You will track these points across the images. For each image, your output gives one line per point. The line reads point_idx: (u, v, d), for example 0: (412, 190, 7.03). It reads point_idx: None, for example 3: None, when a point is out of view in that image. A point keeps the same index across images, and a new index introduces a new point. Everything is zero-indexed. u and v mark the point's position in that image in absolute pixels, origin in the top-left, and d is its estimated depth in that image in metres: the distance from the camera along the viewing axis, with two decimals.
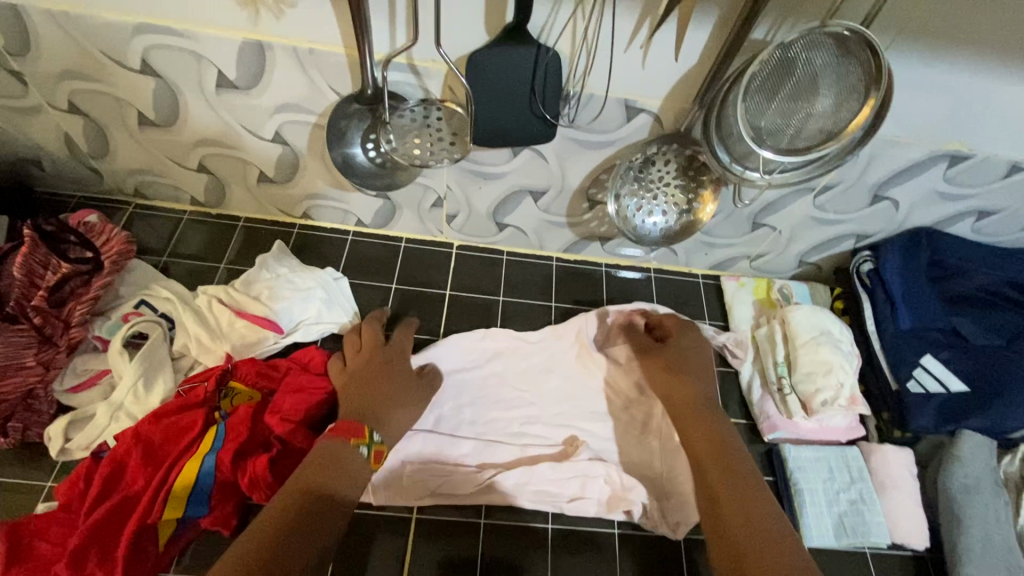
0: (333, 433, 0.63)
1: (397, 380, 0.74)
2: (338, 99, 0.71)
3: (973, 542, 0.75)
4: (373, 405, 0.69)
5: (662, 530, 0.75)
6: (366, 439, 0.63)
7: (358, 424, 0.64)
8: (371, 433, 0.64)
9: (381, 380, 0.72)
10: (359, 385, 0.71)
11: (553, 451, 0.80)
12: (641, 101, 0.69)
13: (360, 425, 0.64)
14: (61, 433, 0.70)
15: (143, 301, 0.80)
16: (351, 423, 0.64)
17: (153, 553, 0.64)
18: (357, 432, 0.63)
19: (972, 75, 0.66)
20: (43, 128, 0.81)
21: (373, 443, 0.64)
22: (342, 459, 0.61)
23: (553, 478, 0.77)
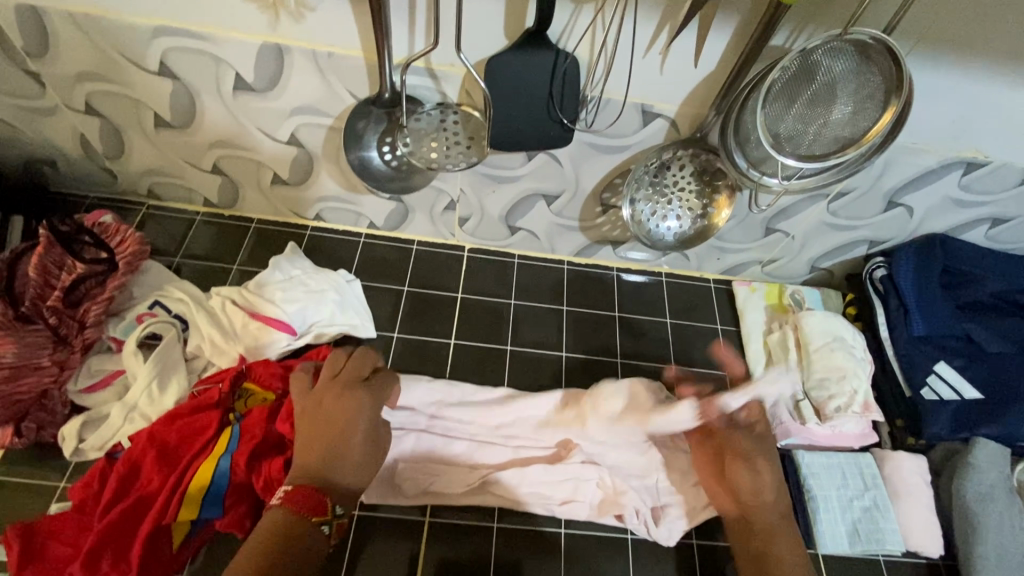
0: (286, 505, 0.58)
1: (359, 426, 0.64)
2: (356, 103, 0.72)
3: (987, 550, 0.74)
4: (327, 456, 0.62)
5: (652, 535, 0.75)
6: (327, 516, 0.59)
7: (316, 498, 0.59)
8: (333, 509, 0.60)
9: (338, 424, 0.63)
10: (317, 425, 0.63)
11: (545, 454, 0.79)
12: (658, 106, 0.69)
13: (324, 500, 0.59)
14: (75, 434, 0.70)
15: (157, 302, 0.80)
16: (307, 492, 0.59)
17: (167, 555, 0.64)
18: (319, 509, 0.59)
19: (991, 84, 0.66)
20: (59, 129, 0.81)
21: (335, 518, 0.60)
22: (303, 536, 0.57)
23: (544, 481, 0.76)
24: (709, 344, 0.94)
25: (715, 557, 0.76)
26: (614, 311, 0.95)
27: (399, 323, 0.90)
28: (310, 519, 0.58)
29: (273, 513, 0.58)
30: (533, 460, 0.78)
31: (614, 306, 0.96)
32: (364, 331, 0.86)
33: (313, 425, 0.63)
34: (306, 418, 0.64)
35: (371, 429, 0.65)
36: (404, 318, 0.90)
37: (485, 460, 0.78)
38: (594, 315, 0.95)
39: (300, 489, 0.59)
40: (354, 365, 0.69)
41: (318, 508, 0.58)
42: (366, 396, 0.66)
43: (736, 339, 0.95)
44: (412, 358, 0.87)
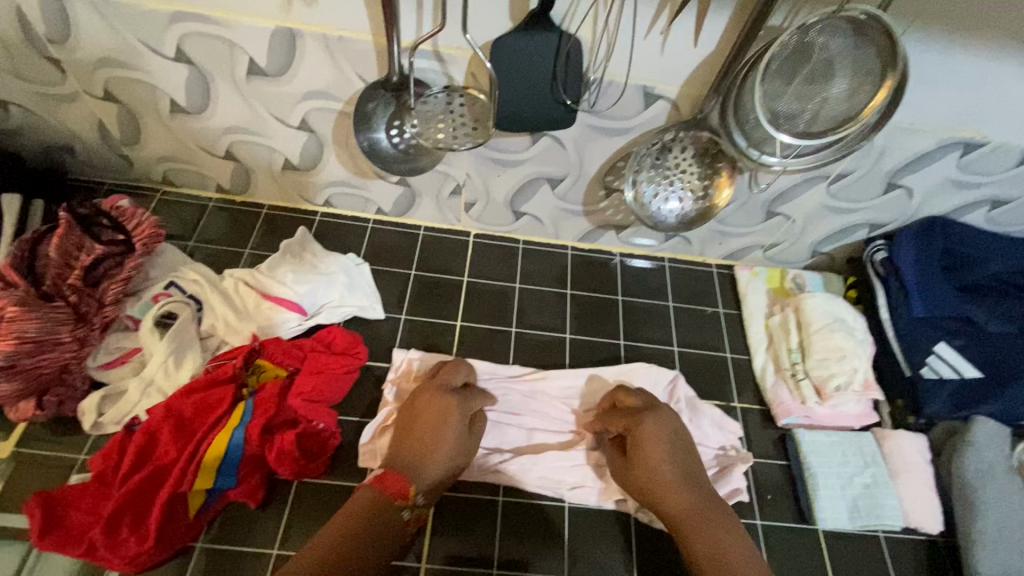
0: (379, 487, 0.63)
1: (438, 433, 0.69)
2: (365, 86, 0.74)
3: (987, 525, 0.75)
4: (420, 450, 0.68)
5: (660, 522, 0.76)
6: (409, 500, 0.64)
7: (403, 484, 0.64)
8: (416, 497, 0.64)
9: (433, 433, 0.69)
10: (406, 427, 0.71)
11: (557, 440, 0.81)
12: (659, 87, 0.71)
13: (406, 484, 0.64)
14: (95, 407, 0.73)
15: (173, 282, 0.83)
16: (397, 478, 0.64)
17: (185, 522, 0.66)
18: (402, 493, 0.64)
19: (985, 64, 0.68)
20: (79, 116, 0.84)
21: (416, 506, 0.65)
22: (385, 514, 0.62)
23: (557, 465, 0.78)
24: (713, 327, 0.96)
25: None
26: (617, 296, 0.97)
27: (406, 306, 0.91)
28: (394, 500, 0.63)
29: (366, 486, 0.64)
30: (546, 446, 0.80)
31: (618, 290, 0.97)
32: (373, 312, 0.88)
33: (405, 426, 0.71)
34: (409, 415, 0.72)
35: (461, 427, 0.71)
36: (411, 300, 0.92)
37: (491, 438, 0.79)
38: (598, 299, 0.96)
39: (388, 474, 0.65)
40: (448, 374, 0.78)
41: (401, 492, 0.64)
42: (455, 399, 0.72)
43: (738, 322, 0.97)
44: (419, 341, 0.88)
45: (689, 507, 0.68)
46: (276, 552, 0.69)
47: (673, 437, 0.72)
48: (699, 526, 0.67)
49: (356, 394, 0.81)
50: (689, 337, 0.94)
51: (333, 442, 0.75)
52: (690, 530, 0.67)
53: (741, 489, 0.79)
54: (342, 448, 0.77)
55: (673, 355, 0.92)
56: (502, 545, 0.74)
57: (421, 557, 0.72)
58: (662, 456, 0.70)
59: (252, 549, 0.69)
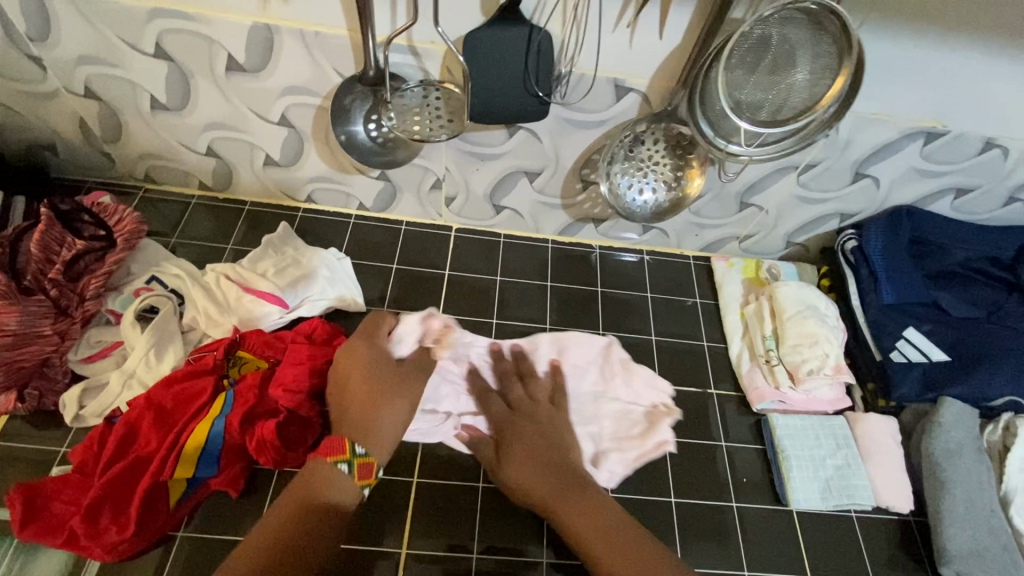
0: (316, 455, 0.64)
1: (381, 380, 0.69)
2: (343, 81, 0.75)
3: (955, 503, 0.77)
4: (362, 405, 0.67)
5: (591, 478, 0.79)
6: (346, 455, 0.63)
7: (337, 441, 0.64)
8: (353, 448, 0.64)
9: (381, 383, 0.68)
10: (349, 386, 0.69)
11: None
12: (630, 80, 0.73)
13: (339, 442, 0.64)
14: (76, 400, 0.73)
15: (154, 277, 0.84)
16: (331, 441, 0.64)
17: (165, 511, 0.67)
18: (335, 450, 0.64)
19: (939, 54, 0.71)
20: (60, 113, 0.84)
21: (355, 458, 0.63)
22: (319, 477, 0.62)
23: None
24: (691, 317, 0.98)
25: (695, 518, 0.78)
26: (597, 287, 0.99)
27: (388, 299, 0.92)
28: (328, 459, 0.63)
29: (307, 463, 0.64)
30: None
31: (597, 282, 0.99)
32: (354, 307, 0.88)
33: (341, 386, 0.69)
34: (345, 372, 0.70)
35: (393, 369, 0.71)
36: (393, 293, 0.93)
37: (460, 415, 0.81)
38: (577, 291, 0.98)
39: (329, 440, 0.65)
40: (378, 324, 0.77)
41: (335, 449, 0.63)
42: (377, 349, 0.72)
43: (715, 312, 0.99)
44: None
45: (546, 488, 0.67)
46: None
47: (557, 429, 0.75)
48: (558, 497, 0.66)
49: None
50: (667, 326, 0.96)
51: (314, 431, 0.76)
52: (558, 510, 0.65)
53: (668, 440, 0.82)
54: (323, 438, 0.77)
55: (651, 345, 0.94)
56: (482, 531, 0.75)
57: (402, 544, 0.73)
58: (524, 437, 0.72)
59: (233, 538, 0.70)
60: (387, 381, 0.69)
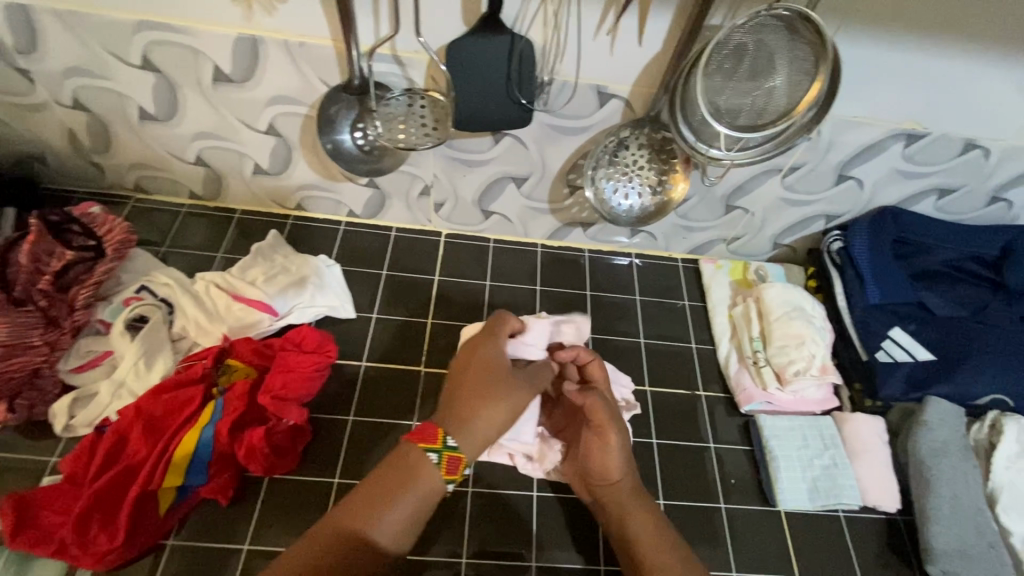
0: (411, 439, 0.61)
1: (488, 374, 0.65)
2: (328, 90, 0.76)
3: (941, 501, 0.77)
4: (471, 395, 0.63)
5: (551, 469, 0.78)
6: (437, 445, 0.60)
7: (433, 427, 0.62)
8: (444, 438, 0.61)
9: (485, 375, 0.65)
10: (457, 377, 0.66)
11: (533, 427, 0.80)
12: (612, 86, 0.74)
13: (433, 428, 0.61)
14: (66, 410, 0.74)
15: (143, 287, 0.84)
16: (426, 427, 0.62)
17: (154, 520, 0.68)
18: (431, 436, 0.61)
19: (915, 58, 0.72)
20: (49, 125, 0.85)
21: (445, 450, 0.60)
22: (398, 474, 0.60)
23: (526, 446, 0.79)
24: (680, 319, 0.98)
25: (684, 522, 0.78)
26: (586, 291, 0.99)
27: (378, 305, 0.93)
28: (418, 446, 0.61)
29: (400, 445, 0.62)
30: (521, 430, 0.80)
31: (586, 286, 1.00)
32: (343, 312, 0.90)
33: (457, 375, 0.66)
34: (463, 365, 0.67)
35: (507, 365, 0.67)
36: (383, 300, 0.94)
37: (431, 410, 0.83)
38: (566, 295, 0.99)
39: (423, 427, 0.62)
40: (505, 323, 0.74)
41: (426, 437, 0.61)
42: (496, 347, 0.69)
43: (704, 314, 0.99)
44: (390, 340, 0.90)
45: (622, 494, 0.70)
46: (247, 547, 0.70)
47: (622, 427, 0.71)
48: (631, 510, 0.69)
49: (327, 392, 0.83)
50: (656, 328, 0.97)
51: (304, 437, 0.77)
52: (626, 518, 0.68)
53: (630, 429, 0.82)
54: (312, 444, 0.78)
55: (640, 348, 0.94)
56: (473, 534, 0.75)
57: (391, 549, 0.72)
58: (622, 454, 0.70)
59: (222, 545, 0.70)
60: (500, 382, 0.65)
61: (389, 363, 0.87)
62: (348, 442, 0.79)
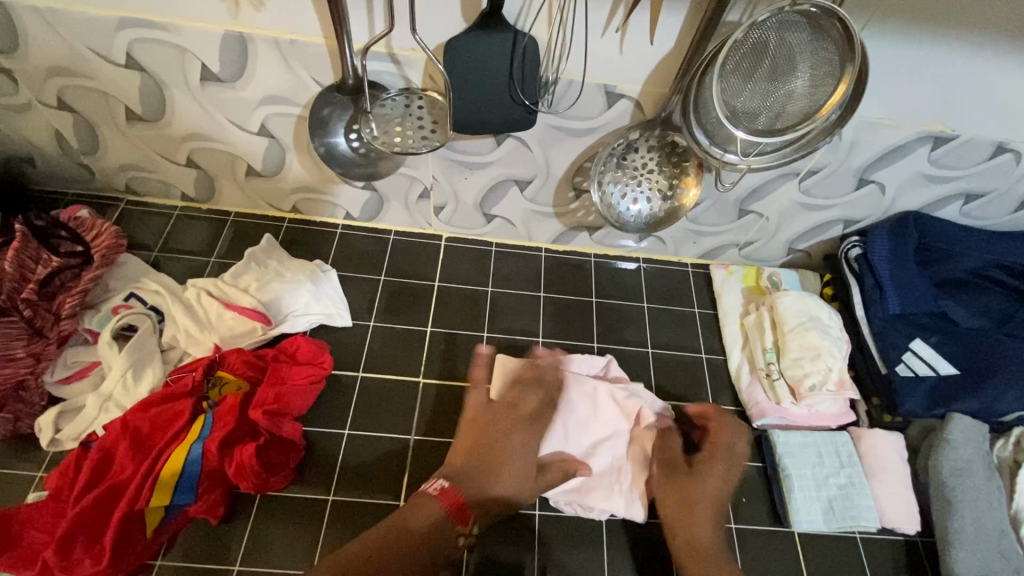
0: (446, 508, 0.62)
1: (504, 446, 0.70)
2: (321, 90, 0.72)
3: (964, 524, 0.74)
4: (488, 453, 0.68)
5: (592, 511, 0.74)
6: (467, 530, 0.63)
7: (464, 510, 0.63)
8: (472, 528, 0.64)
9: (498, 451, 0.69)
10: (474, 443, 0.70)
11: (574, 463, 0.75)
12: (620, 86, 0.70)
13: (469, 514, 0.64)
14: (52, 423, 0.71)
15: (133, 294, 0.81)
16: (460, 503, 0.63)
17: (142, 540, 0.65)
18: (462, 519, 0.63)
19: (945, 56, 0.67)
20: (35, 126, 0.82)
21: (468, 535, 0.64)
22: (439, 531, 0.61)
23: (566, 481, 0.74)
24: (690, 327, 0.95)
25: None
26: (592, 297, 0.95)
27: (376, 312, 0.90)
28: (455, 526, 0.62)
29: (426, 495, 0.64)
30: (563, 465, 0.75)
31: (592, 292, 0.96)
32: (340, 320, 0.86)
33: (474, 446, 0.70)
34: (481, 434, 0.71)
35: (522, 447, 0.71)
36: (381, 306, 0.90)
37: (434, 423, 0.80)
38: (572, 301, 0.95)
39: (454, 496, 0.64)
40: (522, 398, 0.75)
41: (462, 520, 0.63)
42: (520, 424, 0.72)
43: (714, 322, 0.95)
44: (388, 349, 0.86)
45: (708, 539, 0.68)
46: (238, 567, 0.68)
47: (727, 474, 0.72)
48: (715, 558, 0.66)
49: (323, 404, 0.80)
50: (665, 337, 0.93)
51: (298, 453, 0.74)
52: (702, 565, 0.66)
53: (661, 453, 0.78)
54: (306, 459, 0.75)
55: (647, 357, 0.91)
56: (476, 551, 0.71)
57: None
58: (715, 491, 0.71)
59: (210, 566, 0.67)
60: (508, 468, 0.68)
61: (386, 373, 0.84)
62: (344, 456, 0.76)
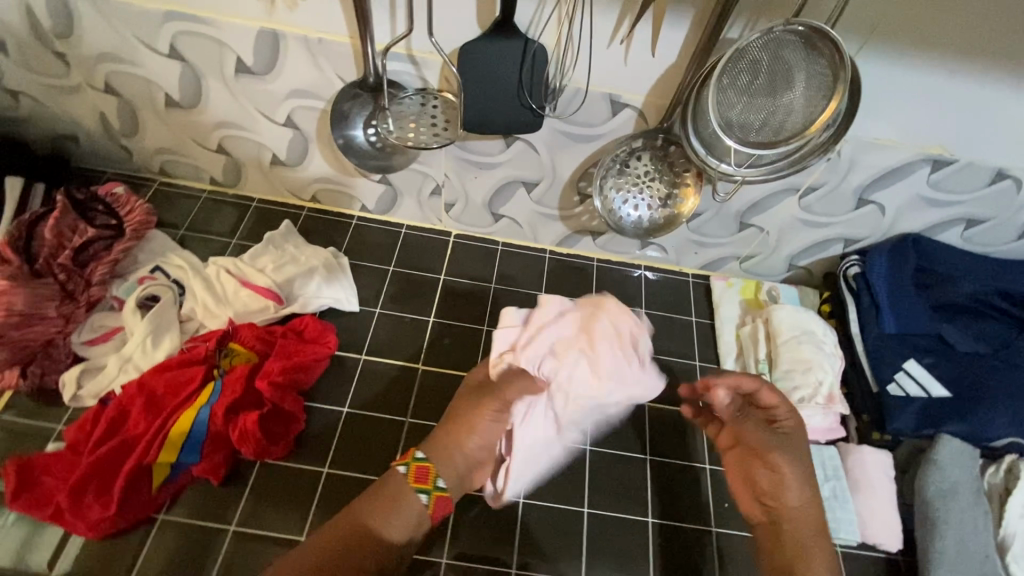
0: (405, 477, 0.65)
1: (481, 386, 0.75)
2: (344, 86, 0.77)
3: (946, 545, 0.74)
4: (457, 432, 0.70)
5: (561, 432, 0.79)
6: (427, 485, 0.65)
7: (424, 468, 0.66)
8: (434, 480, 0.65)
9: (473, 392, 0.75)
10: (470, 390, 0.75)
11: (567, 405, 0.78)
12: (624, 96, 0.73)
13: (426, 469, 0.66)
14: (75, 380, 0.76)
15: (158, 267, 0.87)
16: (420, 469, 0.66)
17: (148, 494, 0.70)
18: (422, 476, 0.65)
19: (942, 82, 0.69)
20: (82, 107, 0.89)
21: (434, 490, 0.65)
22: (398, 509, 0.63)
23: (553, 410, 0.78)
24: (686, 335, 0.97)
25: (673, 544, 0.76)
26: None
27: (383, 300, 0.94)
28: (411, 483, 0.65)
29: (390, 475, 0.66)
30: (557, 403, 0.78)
31: (592, 295, 0.99)
32: (348, 305, 0.91)
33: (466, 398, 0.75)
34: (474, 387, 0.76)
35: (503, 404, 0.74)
36: (388, 295, 0.95)
37: (429, 408, 0.83)
38: (571, 302, 0.98)
39: (417, 466, 0.66)
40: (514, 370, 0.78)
41: (420, 475, 0.65)
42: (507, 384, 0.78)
43: (710, 331, 0.97)
44: (391, 335, 0.90)
45: (805, 511, 0.68)
46: (234, 528, 0.71)
47: (794, 456, 0.70)
48: (802, 532, 0.67)
49: (327, 382, 0.84)
50: (661, 342, 0.95)
51: (299, 425, 0.78)
52: (793, 544, 0.67)
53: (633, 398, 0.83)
54: (306, 432, 0.79)
55: None
56: (459, 531, 0.74)
57: None
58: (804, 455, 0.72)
59: (208, 524, 0.71)
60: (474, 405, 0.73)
61: (388, 358, 0.88)
62: (343, 433, 0.80)
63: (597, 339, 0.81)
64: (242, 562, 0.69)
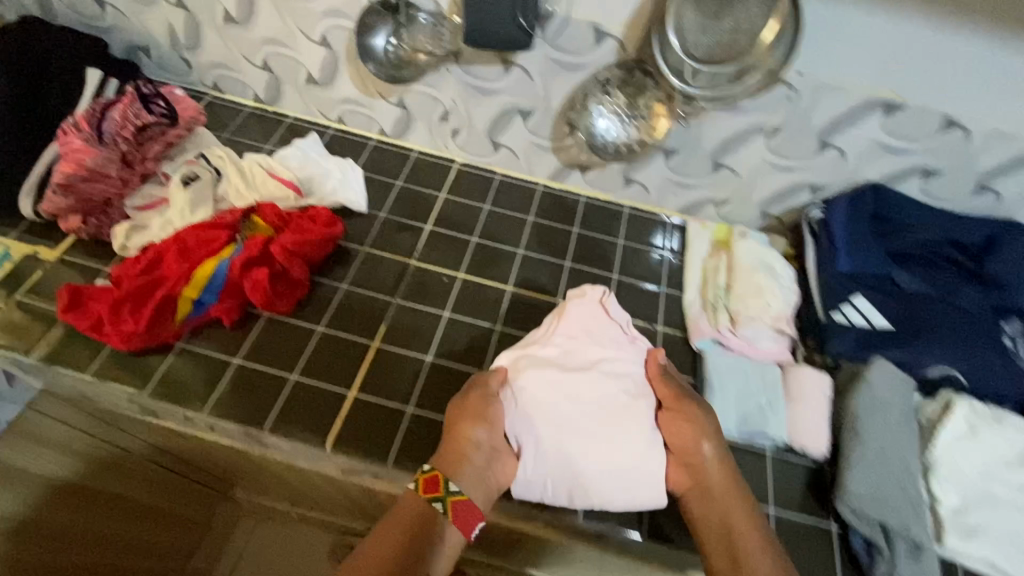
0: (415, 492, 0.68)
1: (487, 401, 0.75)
2: (370, 5, 0.92)
3: (866, 452, 0.79)
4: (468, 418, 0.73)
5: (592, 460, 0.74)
6: (440, 494, 0.68)
7: (434, 479, 0.69)
8: (448, 487, 0.68)
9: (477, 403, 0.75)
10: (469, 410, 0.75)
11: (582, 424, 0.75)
12: (606, 25, 0.86)
13: (435, 480, 0.69)
14: (124, 234, 0.91)
15: (202, 155, 1.01)
16: (429, 480, 0.69)
17: (172, 322, 0.83)
18: (432, 487, 0.69)
19: (878, 21, 0.80)
20: (156, 20, 1.06)
21: (450, 496, 0.68)
22: (424, 516, 0.67)
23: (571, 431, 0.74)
24: (658, 267, 1.05)
25: None
26: (574, 228, 1.07)
27: (387, 207, 1.06)
28: (426, 496, 0.68)
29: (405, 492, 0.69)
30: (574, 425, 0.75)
31: (575, 224, 1.08)
32: (354, 206, 1.03)
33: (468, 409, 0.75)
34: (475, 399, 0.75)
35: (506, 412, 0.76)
36: (392, 204, 1.07)
37: (415, 294, 0.96)
38: (553, 228, 1.07)
39: (426, 478, 0.69)
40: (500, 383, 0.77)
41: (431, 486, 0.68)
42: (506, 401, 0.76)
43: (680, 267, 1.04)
44: (391, 236, 1.02)
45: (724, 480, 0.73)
46: (237, 362, 0.84)
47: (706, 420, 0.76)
48: (735, 498, 0.72)
49: (331, 263, 0.97)
50: (632, 271, 1.03)
51: (303, 290, 0.91)
52: (729, 510, 0.71)
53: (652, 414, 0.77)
54: (309, 298, 0.92)
55: (612, 282, 1.01)
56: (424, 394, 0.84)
57: (352, 388, 0.83)
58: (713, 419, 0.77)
59: (216, 356, 0.84)
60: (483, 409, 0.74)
61: (386, 252, 1.00)
62: (338, 304, 0.92)
63: (601, 341, 0.81)
64: (237, 388, 0.82)
